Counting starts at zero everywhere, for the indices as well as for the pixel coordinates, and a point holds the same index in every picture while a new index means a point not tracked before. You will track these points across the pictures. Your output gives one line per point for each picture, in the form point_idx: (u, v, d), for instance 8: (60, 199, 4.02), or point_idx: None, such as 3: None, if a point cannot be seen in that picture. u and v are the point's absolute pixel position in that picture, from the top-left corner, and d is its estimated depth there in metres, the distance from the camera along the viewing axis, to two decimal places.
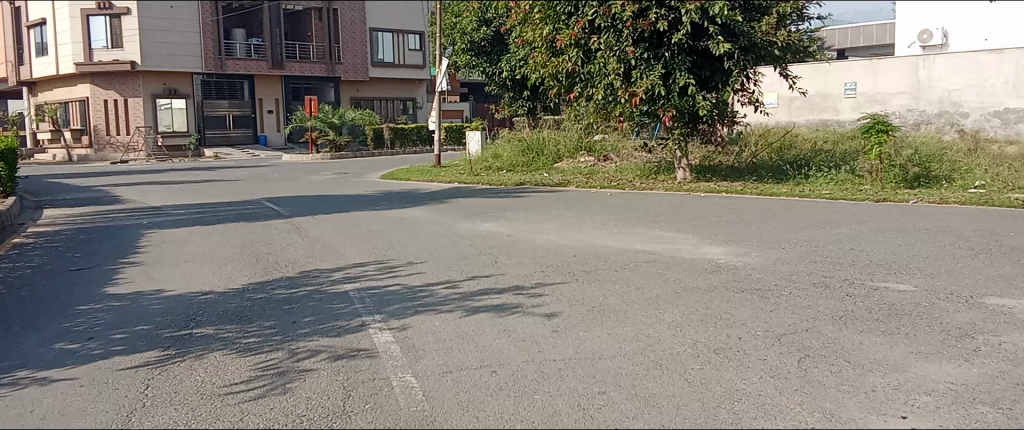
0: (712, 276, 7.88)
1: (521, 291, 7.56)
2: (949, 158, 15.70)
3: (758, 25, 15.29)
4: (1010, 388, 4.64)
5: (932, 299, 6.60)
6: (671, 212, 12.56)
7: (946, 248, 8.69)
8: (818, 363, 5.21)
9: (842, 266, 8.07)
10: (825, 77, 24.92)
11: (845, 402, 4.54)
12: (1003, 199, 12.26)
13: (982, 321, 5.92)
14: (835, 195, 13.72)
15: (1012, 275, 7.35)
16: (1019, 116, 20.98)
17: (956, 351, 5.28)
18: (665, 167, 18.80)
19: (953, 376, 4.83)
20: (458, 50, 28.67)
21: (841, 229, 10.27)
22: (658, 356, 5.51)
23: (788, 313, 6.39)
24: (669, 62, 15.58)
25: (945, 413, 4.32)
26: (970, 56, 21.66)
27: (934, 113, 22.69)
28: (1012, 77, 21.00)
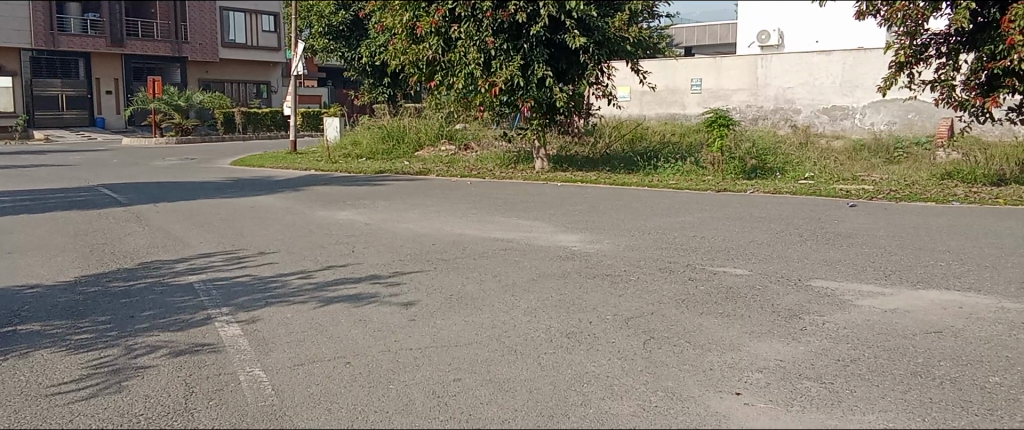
0: (566, 263, 8.09)
1: (377, 280, 7.47)
2: (783, 152, 16.86)
3: (611, 20, 15.88)
4: (831, 364, 5.02)
5: (765, 282, 7.10)
6: (529, 201, 12.77)
7: (778, 235, 9.35)
8: (662, 344, 5.47)
9: (686, 252, 8.49)
10: (674, 72, 26.03)
11: (685, 381, 4.79)
12: (828, 189, 13.35)
13: (808, 302, 6.41)
14: (680, 185, 14.46)
15: (834, 259, 8.00)
16: (844, 113, 22.88)
17: (786, 331, 5.69)
18: (524, 157, 19.08)
19: (783, 354, 5.20)
20: (315, 33, 27.82)
21: (686, 217, 10.82)
22: (513, 342, 5.60)
23: (635, 298, 6.67)
24: (527, 54, 15.83)
25: (774, 388, 4.64)
26: (803, 56, 23.48)
27: (771, 109, 24.29)
28: (839, 77, 22.86)
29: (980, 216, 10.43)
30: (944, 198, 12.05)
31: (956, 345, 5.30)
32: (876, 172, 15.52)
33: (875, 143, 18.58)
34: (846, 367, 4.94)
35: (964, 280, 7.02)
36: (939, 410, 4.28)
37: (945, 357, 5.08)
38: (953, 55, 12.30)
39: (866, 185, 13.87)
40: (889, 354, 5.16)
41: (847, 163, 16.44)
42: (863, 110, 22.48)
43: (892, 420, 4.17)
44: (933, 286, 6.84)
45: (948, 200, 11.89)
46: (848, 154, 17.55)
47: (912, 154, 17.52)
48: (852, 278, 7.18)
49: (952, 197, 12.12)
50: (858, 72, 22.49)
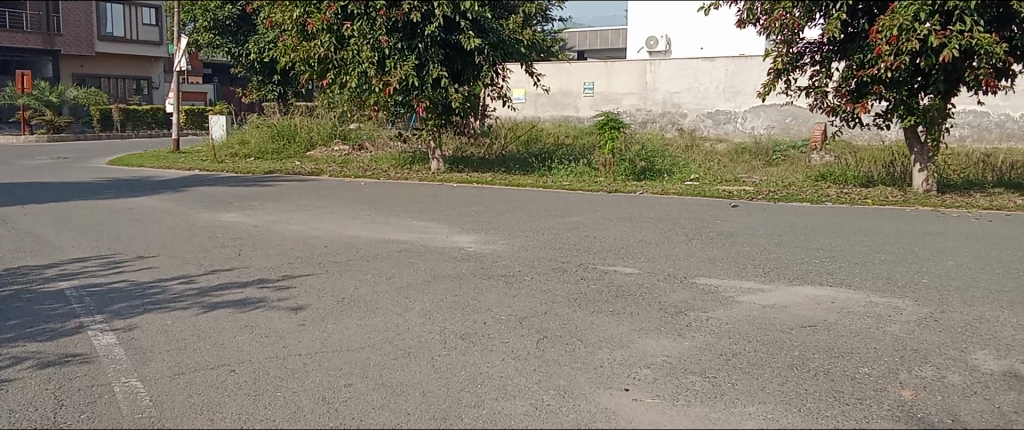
0: (460, 264, 8.07)
1: (264, 285, 7.23)
2: (670, 154, 17.44)
3: (506, 23, 16.07)
4: (714, 358, 5.21)
5: (653, 280, 7.31)
6: (423, 202, 12.68)
7: (665, 234, 9.65)
8: (554, 343, 5.54)
9: (579, 252, 8.64)
10: (567, 76, 26.46)
11: (576, 379, 4.86)
12: (712, 190, 13.90)
13: (692, 299, 6.64)
14: (574, 186, 14.71)
15: (717, 257, 8.32)
16: (727, 117, 23.82)
17: (672, 327, 5.87)
18: (419, 158, 18.94)
19: (669, 350, 5.36)
20: (200, 27, 26.67)
21: (578, 218, 11.01)
22: (407, 345, 5.54)
23: (529, 297, 6.73)
24: (422, 54, 15.73)
25: (661, 384, 4.78)
26: (688, 62, 24.36)
27: (659, 113, 25.03)
28: (722, 82, 23.82)
29: (850, 216, 11.09)
30: (819, 199, 12.74)
31: (830, 337, 5.60)
32: (757, 173, 16.27)
33: (756, 146, 19.47)
34: (728, 361, 5.14)
35: (836, 276, 7.43)
36: (813, 400, 4.51)
37: (819, 349, 5.36)
38: (826, 63, 13.01)
39: (747, 186, 14.49)
40: (768, 348, 5.40)
41: (730, 165, 17.16)
42: (744, 114, 23.50)
43: (770, 411, 4.36)
44: (808, 282, 7.22)
45: (822, 201, 12.59)
46: (731, 157, 18.34)
47: (789, 157, 18.45)
48: (734, 275, 7.50)
49: (825, 198, 12.83)
50: (739, 78, 23.51)
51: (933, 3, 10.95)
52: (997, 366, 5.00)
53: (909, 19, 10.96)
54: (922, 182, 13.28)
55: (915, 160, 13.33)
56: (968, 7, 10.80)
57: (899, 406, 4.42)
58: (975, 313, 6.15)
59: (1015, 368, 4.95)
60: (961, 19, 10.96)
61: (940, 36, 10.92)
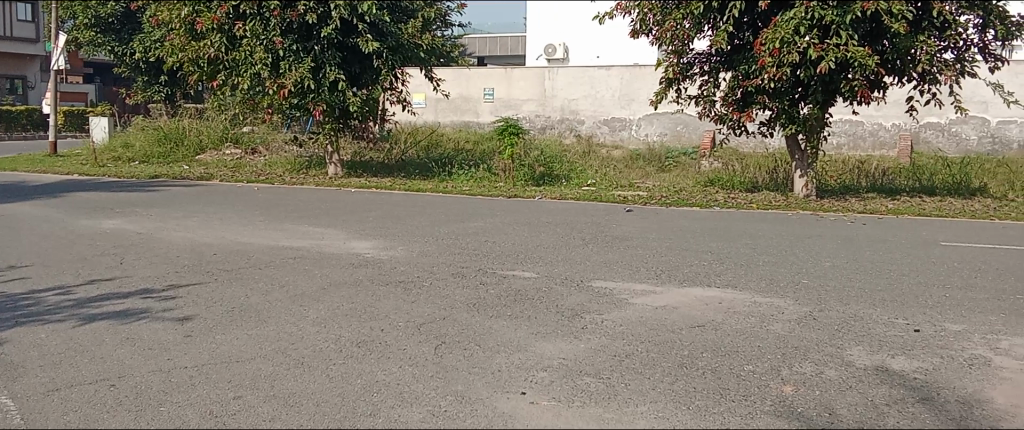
0: (358, 270, 7.95)
1: (149, 295, 6.91)
2: (568, 160, 17.74)
3: (405, 27, 15.83)
4: (608, 360, 5.32)
5: (550, 284, 7.40)
6: (320, 208, 12.42)
7: (563, 239, 9.80)
8: (452, 349, 5.52)
9: (477, 257, 8.66)
10: (467, 81, 26.51)
11: (474, 384, 4.87)
12: (608, 195, 14.21)
13: (588, 302, 6.77)
14: (474, 191, 14.72)
15: (613, 260, 8.51)
16: (622, 124, 24.42)
17: (568, 330, 5.96)
18: (316, 162, 18.55)
19: (565, 352, 5.44)
20: (80, 24, 25.25)
21: (478, 223, 11.04)
22: (300, 354, 5.41)
23: (427, 303, 6.69)
24: (318, 56, 15.45)
25: (557, 386, 4.84)
26: (585, 70, 24.86)
27: (557, 119, 25.39)
28: (617, 90, 24.44)
29: (737, 220, 11.56)
30: (707, 203, 13.24)
31: (717, 337, 5.82)
32: (650, 179, 16.75)
33: (650, 152, 20.06)
34: (621, 362, 5.26)
35: (723, 277, 7.75)
36: (701, 398, 4.67)
37: (707, 348, 5.56)
38: (714, 73, 13.57)
39: (641, 191, 14.89)
40: (659, 348, 5.56)
41: (625, 171, 17.60)
42: (639, 122, 24.16)
43: (661, 410, 4.49)
44: (696, 283, 7.49)
45: (711, 205, 13.07)
46: (626, 163, 18.82)
47: (680, 163, 19.08)
48: (628, 278, 7.69)
49: (714, 202, 13.33)
50: (634, 86, 24.19)
51: (811, 18, 11.58)
52: (870, 361, 5.31)
53: (790, 32, 11.56)
54: (802, 187, 14.00)
55: (796, 167, 14.05)
56: (844, 22, 11.45)
57: (781, 401, 4.63)
58: (851, 311, 6.52)
59: (886, 363, 5.27)
60: (837, 33, 11.61)
61: (818, 49, 11.55)
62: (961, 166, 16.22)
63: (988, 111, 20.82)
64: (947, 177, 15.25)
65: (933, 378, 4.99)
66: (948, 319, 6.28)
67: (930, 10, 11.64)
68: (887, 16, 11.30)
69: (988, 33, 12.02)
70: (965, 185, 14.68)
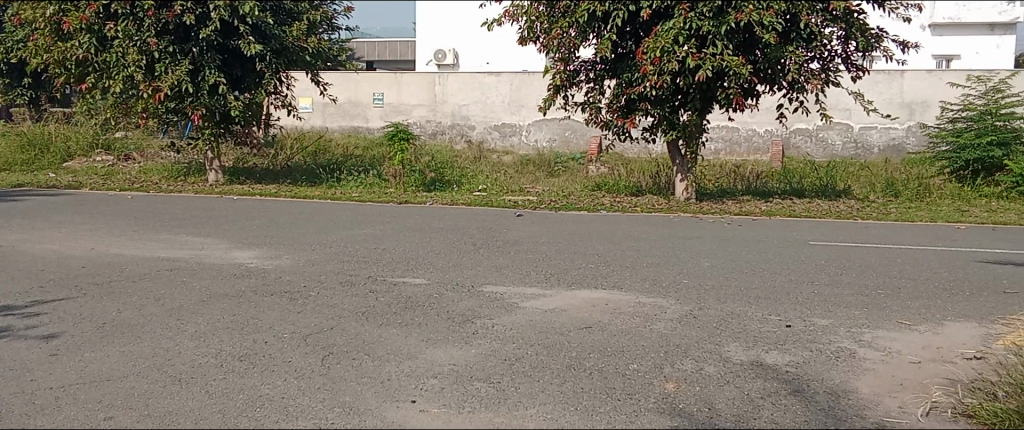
0: (240, 281, 7.67)
1: (10, 312, 6.44)
2: (459, 166, 17.76)
3: (289, 29, 15.43)
4: (499, 364, 5.35)
5: (441, 290, 7.37)
6: (201, 217, 11.93)
7: (454, 244, 9.79)
8: (341, 359, 5.42)
9: (367, 264, 8.53)
10: (355, 86, 26.09)
11: (363, 394, 4.79)
12: (498, 201, 14.30)
13: (479, 307, 6.79)
14: (363, 198, 14.51)
15: (503, 265, 8.58)
16: (512, 130, 24.68)
17: (458, 336, 5.96)
18: (195, 168, 17.82)
19: (455, 358, 5.44)
20: None
21: (367, 230, 10.87)
22: (178, 370, 5.17)
23: (313, 313, 6.53)
24: (196, 59, 14.86)
25: (448, 392, 4.83)
26: (475, 76, 24.92)
27: (447, 125, 25.35)
28: (506, 96, 24.65)
29: (623, 223, 11.89)
30: (594, 207, 13.56)
31: (603, 337, 5.96)
32: (540, 184, 16.98)
33: (540, 158, 20.37)
34: (512, 366, 5.31)
35: (610, 279, 7.94)
36: (589, 398, 4.77)
37: (594, 349, 5.69)
38: (599, 81, 13.92)
39: (531, 196, 15.07)
40: (548, 350, 5.65)
41: (516, 176, 17.78)
42: (528, 127, 24.48)
43: (550, 411, 4.55)
44: (584, 286, 7.64)
45: (598, 209, 13.39)
46: (517, 168, 19.02)
47: (568, 168, 19.43)
48: (518, 282, 7.76)
49: (600, 206, 13.66)
50: (523, 92, 24.48)
51: (689, 28, 12.05)
52: (746, 356, 5.57)
53: (669, 42, 12.00)
54: (683, 191, 14.55)
55: (677, 171, 14.55)
56: (720, 32, 11.97)
57: (664, 398, 4.79)
58: (728, 309, 6.81)
59: (761, 357, 5.54)
60: (714, 43, 12.12)
61: (696, 58, 12.03)
62: (827, 170, 17.26)
63: (851, 118, 22.22)
64: (814, 180, 16.21)
65: (803, 370, 5.28)
66: (817, 314, 6.66)
67: (798, 22, 12.31)
68: (759, 27, 11.88)
69: (850, 44, 12.80)
70: (831, 187, 15.64)
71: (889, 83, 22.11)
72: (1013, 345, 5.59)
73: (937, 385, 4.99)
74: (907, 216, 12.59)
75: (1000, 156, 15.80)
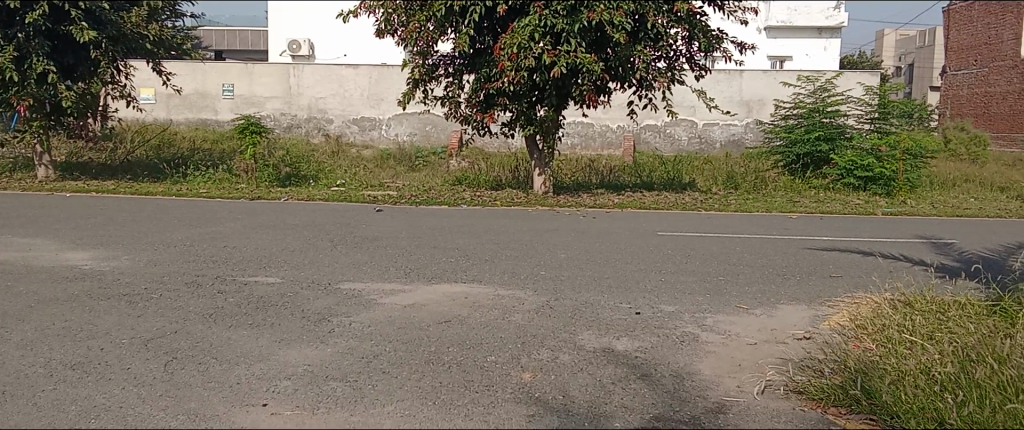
0: (73, 285, 7.12)
1: None
2: (315, 161, 17.33)
3: (127, 15, 14.66)
4: (356, 362, 5.27)
5: (295, 289, 7.17)
6: (29, 216, 10.98)
7: (310, 241, 9.55)
8: (186, 364, 5.16)
9: (215, 264, 8.14)
10: (203, 76, 24.86)
11: (209, 399, 4.58)
12: (357, 195, 14.04)
13: (335, 305, 6.65)
14: (212, 193, 13.86)
15: (361, 261, 8.43)
16: (372, 124, 24.28)
17: (313, 335, 5.80)
18: (22, 164, 16.40)
19: (310, 359, 5.30)
20: None
21: (216, 227, 10.40)
22: (2, 383, 4.75)
23: (156, 316, 6.17)
24: (22, 45, 13.57)
25: (301, 394, 4.70)
26: (332, 68, 24.33)
27: (303, 118, 24.59)
28: (365, 90, 24.23)
29: (482, 217, 11.99)
30: (455, 201, 13.59)
31: (462, 331, 5.99)
32: (400, 178, 16.83)
33: (400, 152, 20.18)
34: (369, 364, 5.23)
35: (470, 273, 8.00)
36: (447, 392, 4.78)
37: (453, 343, 5.71)
38: (458, 75, 14.00)
39: (391, 191, 14.92)
40: (407, 346, 5.61)
41: (376, 171, 17.53)
42: (388, 121, 24.18)
43: (408, 408, 4.52)
44: (444, 280, 7.65)
45: (458, 203, 13.44)
46: (376, 162, 18.79)
47: (429, 162, 19.36)
48: (377, 278, 7.67)
49: (461, 201, 13.70)
50: (382, 86, 24.14)
51: (545, 25, 12.29)
52: (598, 343, 5.76)
53: (525, 38, 12.19)
54: (541, 185, 14.88)
55: (535, 165, 14.81)
56: (574, 30, 12.26)
57: (520, 388, 4.87)
58: (582, 299, 7.03)
59: (612, 344, 5.75)
60: (568, 40, 12.42)
61: (551, 55, 12.30)
62: (675, 164, 18.13)
63: (695, 115, 23.42)
64: (662, 174, 16.98)
65: (651, 355, 5.53)
66: (664, 301, 7.00)
67: (646, 22, 12.81)
68: (610, 26, 12.29)
69: (694, 45, 13.48)
70: (678, 180, 16.45)
71: (730, 82, 23.47)
72: (836, 325, 6.06)
73: (771, 365, 5.34)
74: (745, 207, 13.43)
75: (826, 150, 17.16)
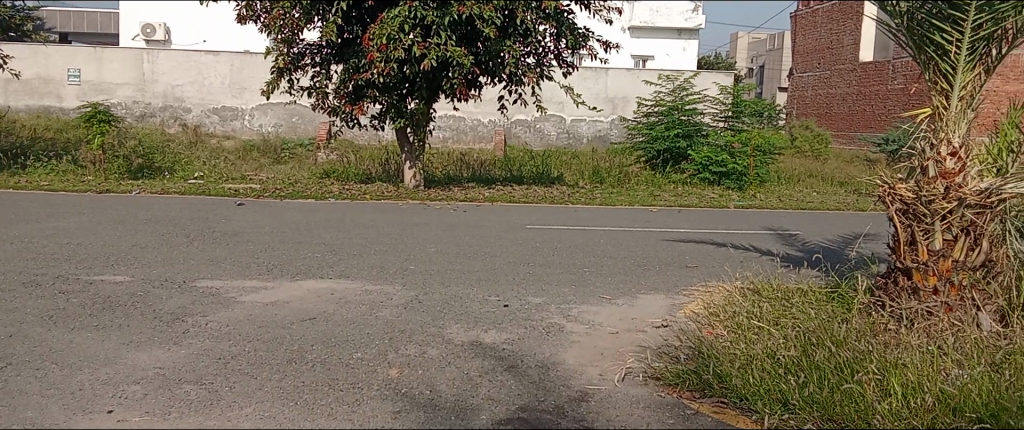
0: None
1: None
2: (171, 153, 16.45)
3: None
4: (212, 363, 5.04)
5: (147, 288, 6.77)
6: None
7: (165, 237, 9.05)
8: (21, 370, 4.76)
9: (56, 262, 7.57)
10: (45, 60, 23.06)
11: (47, 408, 4.26)
12: (217, 189, 13.43)
13: (191, 304, 6.33)
14: (55, 186, 12.88)
15: (220, 258, 8.07)
16: (233, 114, 23.30)
17: (166, 336, 5.51)
18: None
19: (163, 361, 5.03)
20: None
21: (59, 223, 9.67)
22: None
23: None
24: None
25: (152, 399, 4.45)
26: (190, 55, 23.15)
27: (159, 107, 23.26)
28: (226, 78, 23.20)
29: (349, 210, 11.76)
30: (322, 195, 13.26)
31: (327, 328, 5.85)
32: (264, 171, 16.24)
33: (264, 143, 19.47)
34: (226, 365, 5.02)
35: (336, 268, 7.83)
36: (309, 391, 4.65)
37: (317, 341, 5.56)
38: (325, 65, 13.65)
39: (253, 184, 14.37)
40: (268, 345, 5.42)
41: (238, 163, 16.83)
42: (251, 112, 23.26)
43: (267, 409, 4.37)
44: (309, 276, 7.45)
45: (325, 197, 13.11)
46: (239, 154, 18.05)
47: (295, 155, 18.77)
48: (236, 275, 7.36)
49: (328, 194, 13.37)
50: (244, 74, 23.18)
51: (414, 17, 12.19)
52: (466, 337, 5.78)
53: (394, 29, 12.03)
54: (411, 178, 14.74)
55: (406, 158, 14.66)
56: (444, 23, 12.20)
57: (387, 384, 4.81)
58: (451, 293, 7.03)
59: (480, 337, 5.78)
60: (438, 33, 12.35)
61: (421, 47, 12.21)
62: (544, 159, 18.43)
63: (563, 111, 23.91)
64: (532, 168, 17.25)
65: (518, 347, 5.60)
66: (532, 293, 7.11)
67: (515, 18, 12.94)
68: (480, 20, 12.34)
69: (562, 42, 13.75)
70: (546, 174, 16.76)
71: (596, 79, 24.11)
72: (692, 313, 6.34)
73: (631, 352, 5.53)
74: (609, 201, 13.84)
75: (684, 147, 17.96)
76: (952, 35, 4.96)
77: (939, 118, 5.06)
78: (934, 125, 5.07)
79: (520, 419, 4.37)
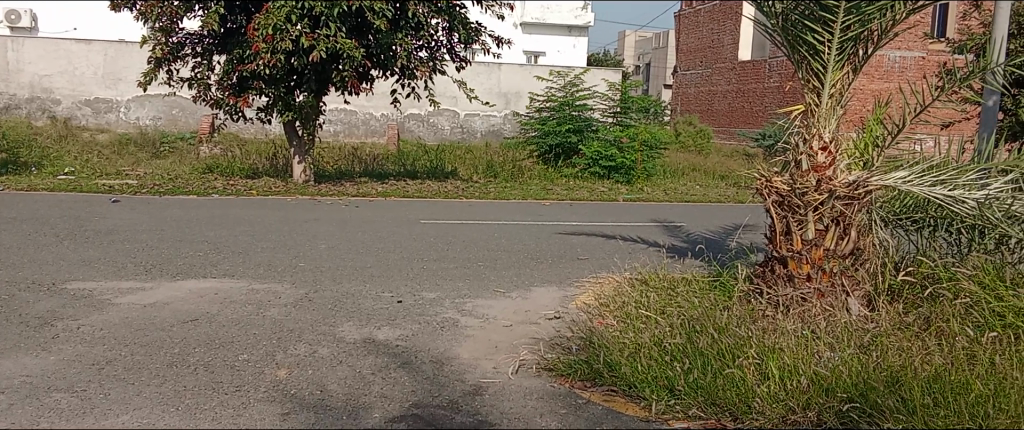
0: None
1: None
2: (39, 147, 15.44)
3: None
4: (85, 370, 4.75)
5: (12, 291, 6.31)
6: None
7: (31, 237, 8.46)
8: None
9: None
10: None
11: None
12: (90, 185, 12.67)
13: (61, 307, 5.95)
14: None
15: (93, 258, 7.62)
16: (107, 106, 22.05)
17: (33, 342, 5.15)
18: None
19: (29, 369, 4.70)
20: None
21: None
22: None
23: None
24: None
25: (17, 409, 4.15)
26: (59, 43, 21.74)
27: (24, 98, 21.71)
28: (100, 68, 21.93)
29: (234, 207, 11.32)
30: (204, 190, 12.72)
31: (211, 329, 5.62)
32: (141, 166, 15.45)
33: (142, 136, 18.51)
34: (101, 371, 4.74)
35: (221, 267, 7.53)
36: (191, 396, 4.46)
37: (199, 343, 5.33)
38: (207, 55, 13.12)
39: (130, 180, 13.65)
40: (146, 349, 5.15)
41: (113, 158, 15.95)
42: (127, 104, 22.08)
43: (146, 416, 4.16)
44: (191, 275, 7.14)
45: (209, 193, 12.59)
46: (114, 149, 17.10)
47: (176, 149, 17.95)
48: (111, 276, 6.96)
49: (212, 190, 12.84)
50: (120, 64, 21.96)
51: (302, 7, 11.89)
52: (358, 334, 5.68)
53: (281, 20, 11.68)
54: (301, 173, 14.34)
55: (295, 153, 14.26)
56: (333, 14, 11.93)
57: (274, 385, 4.67)
58: (343, 290, 6.88)
59: (372, 334, 5.70)
60: (326, 24, 12.06)
61: (309, 38, 11.90)
62: (437, 153, 18.36)
63: (456, 105, 23.85)
64: (425, 163, 17.15)
65: (411, 343, 5.55)
66: (425, 288, 7.06)
67: (406, 11, 12.80)
68: (370, 13, 12.14)
69: (454, 36, 13.68)
70: (439, 169, 16.69)
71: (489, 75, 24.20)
72: (584, 304, 6.44)
73: (524, 345, 5.57)
74: (503, 195, 13.92)
75: (575, 141, 18.28)
76: (822, 36, 5.22)
77: (811, 115, 5.34)
78: (807, 121, 5.35)
79: (413, 415, 4.34)
